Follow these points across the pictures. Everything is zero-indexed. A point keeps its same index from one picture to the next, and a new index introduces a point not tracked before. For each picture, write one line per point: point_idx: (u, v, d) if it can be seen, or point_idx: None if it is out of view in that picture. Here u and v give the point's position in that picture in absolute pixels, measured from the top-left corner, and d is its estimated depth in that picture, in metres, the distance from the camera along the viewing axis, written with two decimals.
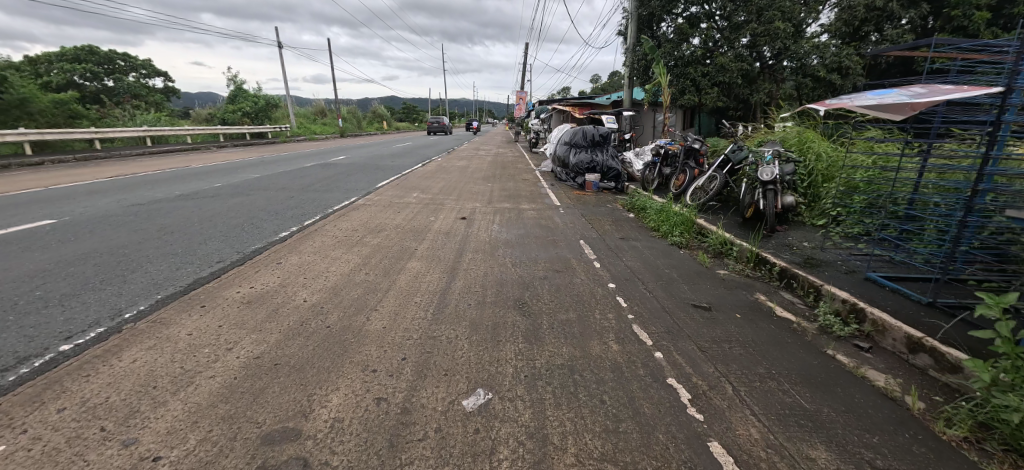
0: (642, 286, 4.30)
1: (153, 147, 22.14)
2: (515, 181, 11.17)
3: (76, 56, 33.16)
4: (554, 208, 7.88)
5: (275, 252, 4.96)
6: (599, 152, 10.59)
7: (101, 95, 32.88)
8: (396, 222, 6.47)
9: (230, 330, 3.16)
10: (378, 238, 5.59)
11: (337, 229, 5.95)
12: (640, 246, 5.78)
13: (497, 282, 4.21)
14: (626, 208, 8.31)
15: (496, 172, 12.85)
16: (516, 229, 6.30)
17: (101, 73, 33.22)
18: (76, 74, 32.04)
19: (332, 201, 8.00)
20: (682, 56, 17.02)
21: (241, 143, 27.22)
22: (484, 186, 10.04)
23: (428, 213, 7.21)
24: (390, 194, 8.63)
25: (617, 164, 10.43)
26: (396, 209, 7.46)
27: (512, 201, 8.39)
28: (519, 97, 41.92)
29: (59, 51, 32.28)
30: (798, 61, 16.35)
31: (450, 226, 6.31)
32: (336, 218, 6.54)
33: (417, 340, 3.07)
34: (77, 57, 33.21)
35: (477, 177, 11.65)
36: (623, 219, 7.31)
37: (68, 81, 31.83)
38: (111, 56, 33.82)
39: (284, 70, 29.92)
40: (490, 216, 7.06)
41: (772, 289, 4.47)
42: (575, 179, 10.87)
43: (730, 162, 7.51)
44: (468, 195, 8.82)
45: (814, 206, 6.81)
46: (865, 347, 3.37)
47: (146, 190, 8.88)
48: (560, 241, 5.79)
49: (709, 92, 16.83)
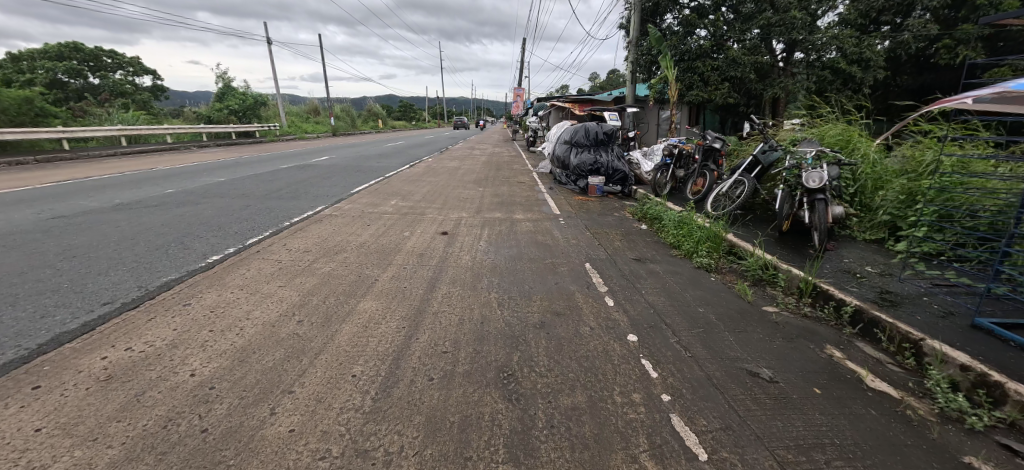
0: (673, 337, 3.15)
1: (129, 147, 20.89)
2: (510, 184, 10.04)
3: (59, 52, 31.78)
4: (552, 219, 6.74)
5: (190, 286, 3.81)
6: (602, 152, 9.43)
7: (84, 93, 31.57)
8: (364, 238, 5.36)
9: (47, 442, 2.03)
10: (333, 263, 4.47)
11: (284, 251, 4.80)
12: (660, 271, 4.66)
13: (473, 332, 3.10)
14: (637, 218, 7.18)
15: (490, 174, 11.70)
16: (507, 248, 5.16)
17: (84, 70, 31.87)
18: (59, 71, 30.71)
19: (293, 211, 6.83)
20: (689, 49, 15.90)
21: (227, 143, 25.89)
22: (474, 191, 8.89)
23: (406, 226, 6.09)
24: (365, 203, 7.49)
25: (623, 166, 9.29)
26: (368, 221, 6.34)
27: (506, 209, 7.26)
28: (517, 95, 40.76)
29: (42, 48, 31.01)
30: (814, 53, 15.20)
31: (427, 244, 5.16)
32: (288, 235, 5.39)
33: (335, 460, 1.93)
34: (60, 54, 31.88)
35: (467, 180, 10.52)
36: (634, 233, 6.18)
37: (50, 80, 30.48)
38: (95, 53, 32.40)
39: (273, 67, 28.63)
40: (478, 231, 5.93)
41: (844, 340, 3.34)
42: (576, 183, 9.74)
43: (760, 164, 6.39)
44: (455, 202, 7.69)
45: (864, 214, 5.76)
46: (1022, 450, 2.24)
47: (84, 197, 7.74)
48: (560, 263, 4.67)
49: (720, 88, 15.71)
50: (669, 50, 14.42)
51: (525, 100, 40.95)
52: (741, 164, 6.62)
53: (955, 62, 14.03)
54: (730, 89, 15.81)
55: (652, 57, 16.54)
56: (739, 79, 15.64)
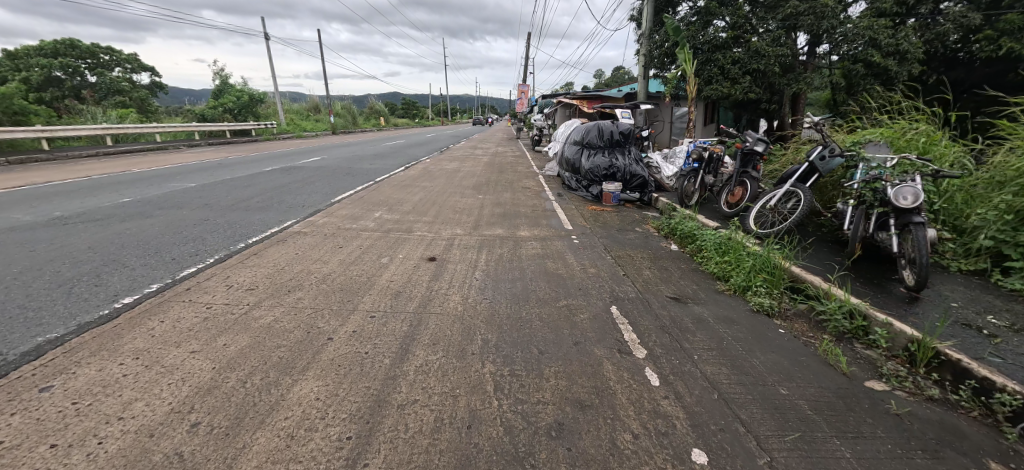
0: (759, 456, 2.05)
1: (115, 147, 19.88)
2: (514, 190, 8.95)
3: (54, 50, 30.77)
4: (563, 236, 5.64)
5: (68, 353, 2.74)
6: (618, 155, 8.29)
7: (79, 91, 30.66)
8: (331, 267, 4.28)
9: None
10: (279, 309, 3.38)
11: (221, 289, 3.72)
12: (709, 319, 3.54)
13: (453, 448, 2.01)
14: (664, 235, 6.05)
15: (491, 178, 10.57)
16: (508, 280, 4.07)
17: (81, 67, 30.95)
18: (55, 68, 29.64)
19: (255, 226, 5.73)
20: (707, 40, 14.59)
21: (220, 142, 24.75)
22: (472, 200, 7.76)
23: (387, 248, 4.99)
24: (344, 216, 6.40)
25: (641, 170, 8.15)
26: (342, 240, 5.26)
27: (508, 224, 6.15)
28: (522, 92, 39.59)
29: (37, 46, 30.12)
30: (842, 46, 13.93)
31: (406, 276, 4.08)
32: (235, 264, 4.30)
33: None
34: (56, 51, 30.80)
35: (466, 184, 9.43)
36: (664, 256, 5.06)
37: (45, 77, 29.48)
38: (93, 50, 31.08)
39: (270, 62, 27.47)
40: (474, 253, 4.82)
41: (1013, 449, 2.22)
42: (587, 190, 8.58)
43: (817, 172, 5.26)
44: (449, 214, 6.60)
45: (957, 238, 4.64)
46: None
47: (24, 208, 6.71)
48: (578, 306, 3.57)
49: (741, 82, 14.45)
50: (687, 41, 13.23)
51: (529, 97, 39.59)
52: (790, 172, 5.50)
53: (996, 54, 12.47)
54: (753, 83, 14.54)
55: (668, 50, 15.31)
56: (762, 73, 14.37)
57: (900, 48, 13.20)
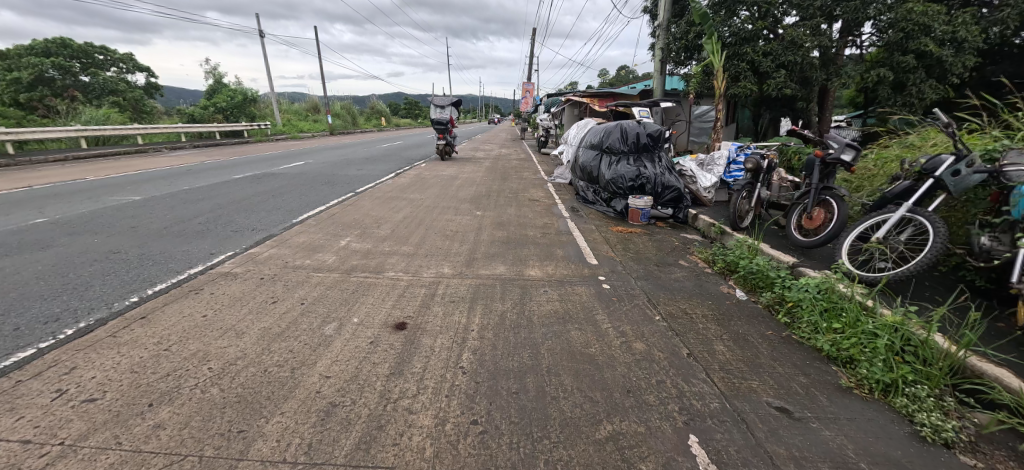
0: None
1: (90, 150, 18.20)
2: (520, 204, 7.44)
3: (45, 49, 28.72)
4: (588, 278, 4.15)
5: None
6: (647, 161, 6.77)
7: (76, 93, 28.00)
8: (240, 345, 2.80)
9: None
10: (104, 458, 1.91)
11: (32, 408, 2.22)
12: (861, 465, 2.03)
13: None
14: (722, 273, 4.55)
15: (492, 187, 9.05)
16: (513, 373, 2.56)
17: (74, 67, 28.32)
18: (47, 67, 26.88)
19: (174, 264, 4.25)
20: (732, 30, 12.84)
21: (207, 144, 23.10)
22: (468, 218, 6.27)
23: (339, 299, 3.51)
24: (299, 243, 4.92)
25: (676, 180, 6.61)
26: (282, 285, 3.79)
27: (514, 256, 4.67)
28: (526, 91, 38.06)
29: (25, 45, 28.14)
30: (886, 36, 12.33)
31: (351, 368, 2.58)
32: (96, 344, 2.82)
33: None
34: (47, 52, 28.65)
35: (463, 196, 7.92)
36: (733, 313, 3.55)
37: (36, 77, 26.66)
38: (85, 49, 29.42)
39: (264, 58, 25.87)
40: (463, 312, 3.32)
41: None
42: (609, 204, 7.06)
43: (944, 191, 3.78)
44: (437, 241, 5.12)
45: None
46: None
47: None
48: (631, 440, 2.08)
49: (774, 76, 12.73)
50: (714, 28, 11.63)
51: (534, 96, 37.85)
52: (902, 190, 4.00)
53: None
54: (789, 78, 12.78)
55: (690, 42, 13.77)
56: (800, 66, 12.63)
57: (957, 37, 11.60)
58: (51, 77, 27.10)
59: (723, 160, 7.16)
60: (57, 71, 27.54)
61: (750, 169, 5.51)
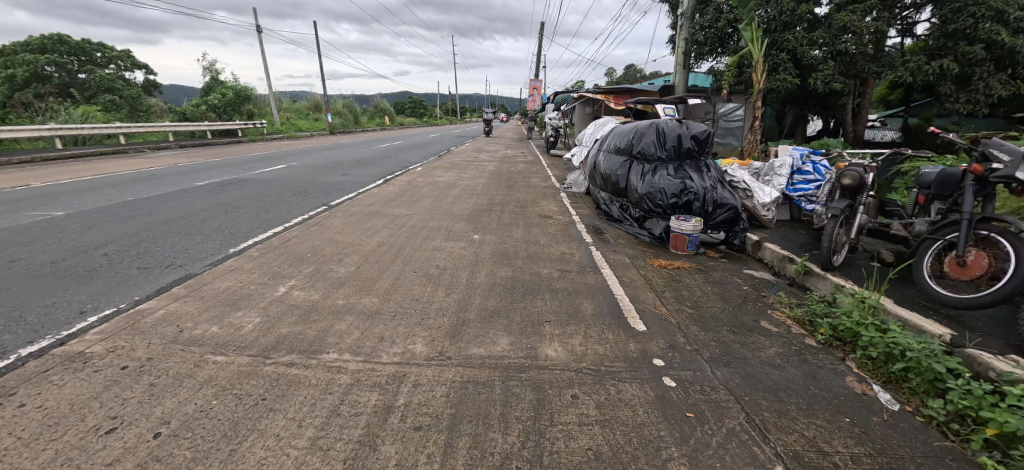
0: None
1: (67, 151, 16.85)
2: (530, 222, 5.96)
3: (42, 46, 27.52)
4: (638, 363, 2.67)
5: None
6: (691, 171, 5.29)
7: (73, 91, 26.60)
8: None
9: None
10: None
11: None
12: None
13: None
14: (832, 344, 3.07)
15: (495, 198, 7.54)
16: None
17: (70, 64, 27.00)
18: (42, 64, 25.72)
19: (7, 337, 2.78)
20: (776, 15, 11.35)
21: (197, 144, 21.67)
22: (463, 246, 4.80)
23: (224, 420, 2.07)
24: (218, 291, 3.47)
25: (730, 195, 5.13)
26: (147, 384, 2.34)
27: (522, 317, 3.19)
28: (533, 88, 36.46)
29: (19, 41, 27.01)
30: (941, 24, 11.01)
31: None
32: None
33: None
34: (43, 48, 27.50)
35: (459, 211, 6.44)
36: (901, 455, 2.05)
37: (32, 74, 25.57)
38: (82, 46, 28.18)
39: (259, 52, 24.43)
40: (432, 462, 1.86)
41: None
42: (641, 225, 5.51)
43: None
44: (414, 287, 3.65)
45: None
46: None
47: None
48: None
49: (821, 68, 11.25)
50: (752, 12, 10.04)
51: (541, 94, 36.21)
52: None
53: None
54: (838, 70, 11.26)
55: (721, 31, 12.17)
56: (849, 56, 11.08)
57: None
58: (47, 74, 25.93)
59: (786, 168, 5.77)
60: (53, 68, 26.32)
61: (848, 186, 4.01)
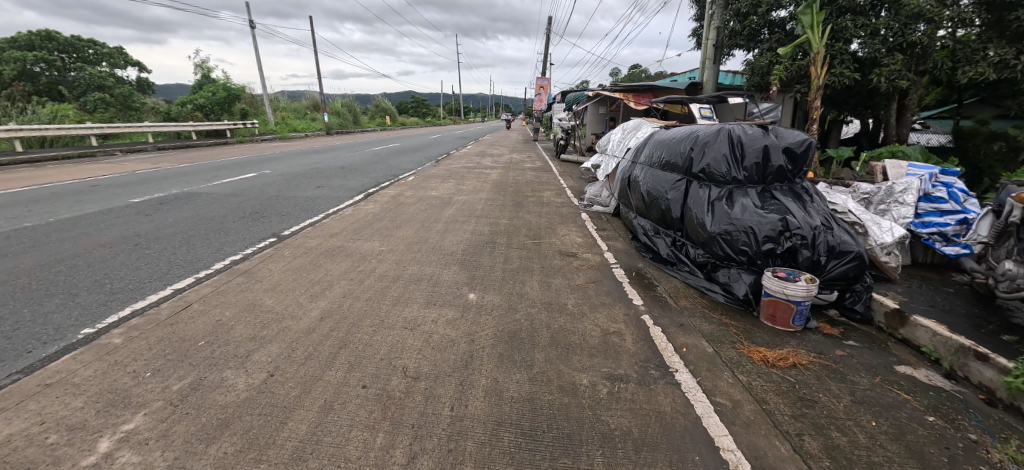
0: None
1: (28, 152, 15.29)
2: (548, 267, 4.26)
3: (29, 42, 25.90)
4: None
5: None
6: (789, 201, 3.62)
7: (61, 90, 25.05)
8: None
9: None
10: None
11: None
12: None
13: None
14: None
15: (499, 224, 5.86)
16: None
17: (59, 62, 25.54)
18: (30, 61, 24.30)
19: None
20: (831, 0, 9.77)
21: (178, 146, 20.05)
22: (450, 319, 3.13)
23: None
24: None
25: (851, 238, 3.46)
26: None
27: None
28: (540, 86, 34.61)
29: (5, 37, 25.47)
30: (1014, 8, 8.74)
31: None
32: None
33: None
34: (32, 45, 25.99)
35: (451, 248, 4.76)
36: None
37: (18, 72, 24.15)
38: (73, 43, 26.66)
39: (252, 50, 22.83)
40: None
41: None
42: (712, 278, 3.82)
43: None
44: (350, 439, 1.98)
45: None
46: None
47: None
48: None
49: (884, 62, 9.51)
50: None
51: (548, 93, 34.46)
52: None
53: None
54: (905, 65, 9.54)
55: (758, 20, 10.32)
56: (919, 49, 9.37)
57: None
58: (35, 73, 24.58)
59: (911, 193, 4.12)
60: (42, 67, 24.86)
61: None
